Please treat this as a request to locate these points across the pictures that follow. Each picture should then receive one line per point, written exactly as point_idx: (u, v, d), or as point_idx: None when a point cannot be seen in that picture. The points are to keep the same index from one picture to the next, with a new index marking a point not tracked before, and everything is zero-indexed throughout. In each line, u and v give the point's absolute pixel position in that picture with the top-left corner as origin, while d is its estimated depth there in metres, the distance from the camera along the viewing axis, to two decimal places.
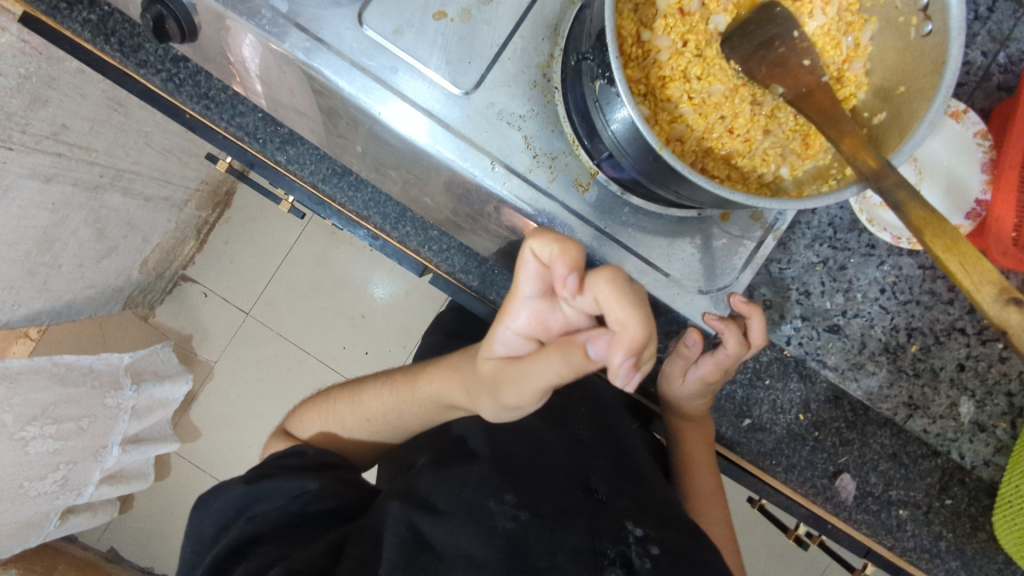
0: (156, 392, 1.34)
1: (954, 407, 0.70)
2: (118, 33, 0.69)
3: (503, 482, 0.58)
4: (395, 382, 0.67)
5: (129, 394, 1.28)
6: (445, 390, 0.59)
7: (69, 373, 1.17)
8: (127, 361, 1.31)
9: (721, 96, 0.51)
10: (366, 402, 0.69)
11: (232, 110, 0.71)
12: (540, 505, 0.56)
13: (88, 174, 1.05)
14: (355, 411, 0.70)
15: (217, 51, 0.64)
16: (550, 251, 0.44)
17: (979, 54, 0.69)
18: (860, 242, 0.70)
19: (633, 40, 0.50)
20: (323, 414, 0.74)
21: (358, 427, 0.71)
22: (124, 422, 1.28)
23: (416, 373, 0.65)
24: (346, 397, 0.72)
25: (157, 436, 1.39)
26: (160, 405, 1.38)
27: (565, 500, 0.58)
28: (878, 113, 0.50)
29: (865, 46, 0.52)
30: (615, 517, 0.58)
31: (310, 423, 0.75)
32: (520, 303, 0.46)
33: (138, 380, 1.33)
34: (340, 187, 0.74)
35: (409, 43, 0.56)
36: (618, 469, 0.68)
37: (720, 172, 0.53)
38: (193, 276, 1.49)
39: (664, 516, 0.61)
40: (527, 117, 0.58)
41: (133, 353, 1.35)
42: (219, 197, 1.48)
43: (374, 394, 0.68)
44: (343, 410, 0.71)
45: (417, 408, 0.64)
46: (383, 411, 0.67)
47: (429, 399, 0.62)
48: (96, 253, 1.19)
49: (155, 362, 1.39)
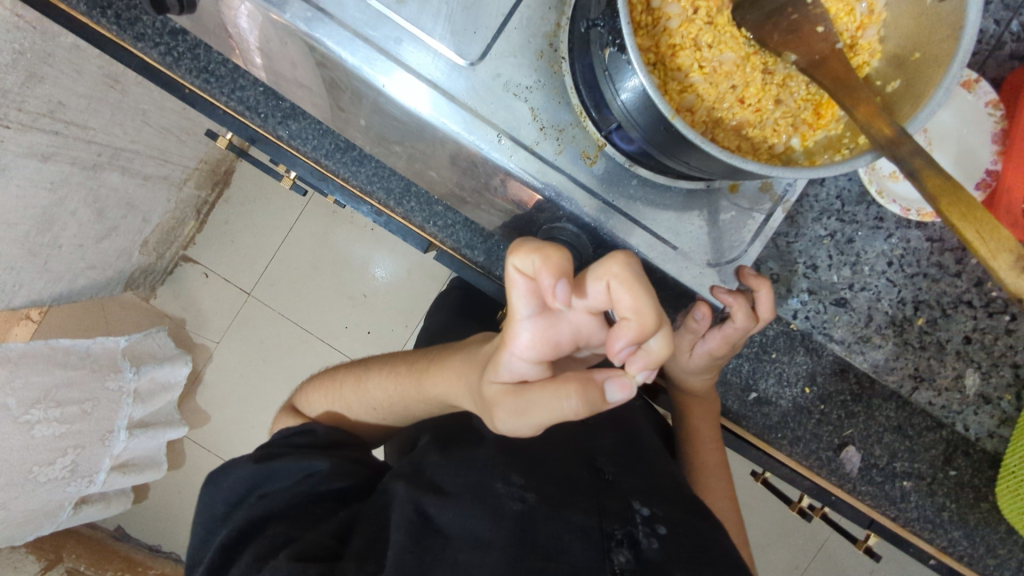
0: (156, 374, 1.35)
1: (960, 379, 0.70)
2: (115, 5, 0.67)
3: (509, 465, 0.58)
4: (401, 373, 0.65)
5: (129, 376, 1.28)
6: (451, 388, 0.57)
7: (67, 357, 1.18)
8: (123, 346, 1.31)
9: (732, 64, 0.50)
10: (371, 391, 0.68)
11: (232, 84, 0.70)
12: (547, 487, 0.56)
13: (86, 154, 1.04)
14: (363, 399, 0.70)
15: (216, 24, 0.62)
16: (531, 264, 0.42)
17: (992, 22, 0.68)
18: (868, 215, 0.69)
19: (643, 8, 0.49)
20: (329, 394, 0.74)
21: (365, 412, 0.71)
22: (128, 405, 1.29)
23: (421, 368, 0.63)
24: (353, 381, 0.71)
25: (164, 420, 1.39)
26: (162, 388, 1.38)
27: (573, 479, 0.58)
28: (892, 81, 0.49)
29: (880, 12, 0.51)
30: (623, 496, 0.58)
31: (318, 402, 0.75)
32: (519, 324, 0.45)
33: (137, 362, 1.33)
34: (344, 163, 0.73)
35: (413, 13, 0.55)
36: (624, 446, 0.68)
37: (730, 143, 0.52)
38: (194, 257, 1.48)
39: (669, 494, 0.61)
40: (534, 88, 0.57)
41: (127, 336, 1.34)
42: (218, 176, 1.46)
43: (379, 385, 0.67)
44: (350, 396, 0.71)
45: (424, 402, 0.63)
46: (390, 401, 0.67)
47: (435, 396, 0.60)
48: (96, 234, 1.18)
49: (151, 345, 1.38)
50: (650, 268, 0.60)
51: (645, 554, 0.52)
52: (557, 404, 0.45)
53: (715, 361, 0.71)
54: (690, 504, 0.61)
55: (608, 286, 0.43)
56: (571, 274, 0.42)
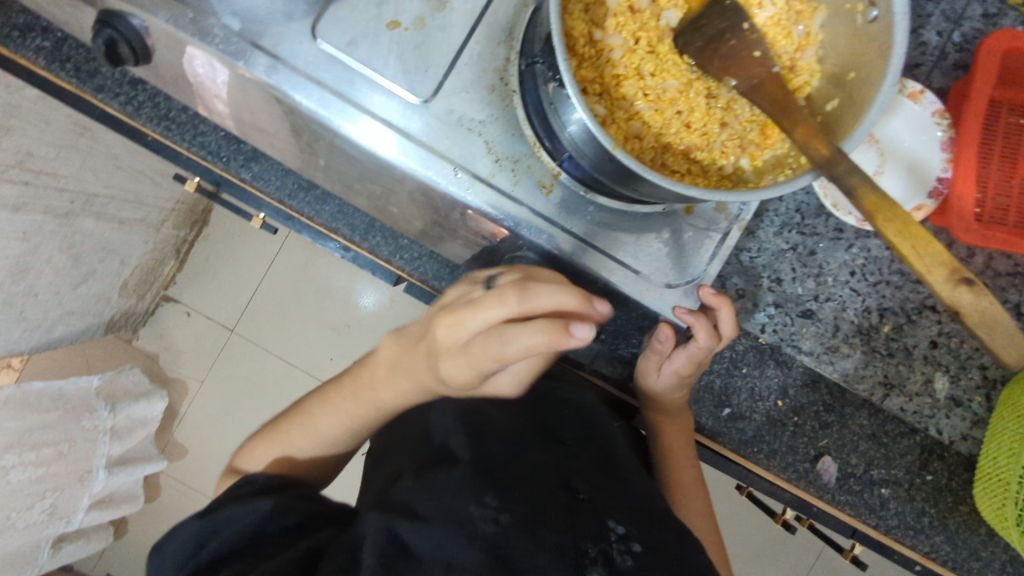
0: (132, 412, 1.35)
1: (929, 383, 0.72)
2: (73, 58, 0.68)
3: (481, 484, 0.54)
4: (349, 392, 0.69)
5: (106, 414, 1.29)
6: (404, 390, 0.64)
7: (40, 400, 1.14)
8: (97, 384, 1.29)
9: (676, 91, 0.52)
10: (321, 419, 0.70)
11: (193, 130, 0.71)
12: (519, 506, 0.52)
13: (58, 202, 1.04)
14: (312, 431, 0.71)
15: (172, 74, 0.64)
16: (544, 336, 0.45)
17: (934, 34, 0.70)
18: (828, 226, 0.71)
19: (585, 40, 0.50)
20: (279, 441, 0.72)
21: (314, 446, 0.71)
22: (106, 443, 1.29)
23: (361, 384, 0.68)
24: (302, 416, 0.72)
25: (141, 456, 1.39)
26: (140, 424, 1.38)
27: (546, 498, 0.55)
28: (831, 100, 0.50)
29: (816, 34, 0.52)
30: (598, 512, 0.54)
31: (268, 451, 0.73)
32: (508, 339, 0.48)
33: (112, 401, 1.31)
34: (308, 202, 0.74)
35: (364, 55, 0.56)
36: (600, 457, 0.66)
37: (680, 167, 0.53)
38: (175, 296, 1.48)
39: (648, 513, 0.57)
40: (487, 122, 0.58)
41: (100, 375, 1.32)
42: (196, 215, 1.45)
43: (331, 409, 0.70)
44: (302, 432, 0.71)
45: (377, 413, 0.68)
46: (340, 422, 0.69)
47: (388, 401, 0.66)
48: (72, 280, 1.18)
49: (124, 383, 1.37)
50: (612, 291, 0.60)
51: (620, 573, 0.48)
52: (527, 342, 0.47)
53: (683, 380, 0.69)
54: (667, 517, 0.58)
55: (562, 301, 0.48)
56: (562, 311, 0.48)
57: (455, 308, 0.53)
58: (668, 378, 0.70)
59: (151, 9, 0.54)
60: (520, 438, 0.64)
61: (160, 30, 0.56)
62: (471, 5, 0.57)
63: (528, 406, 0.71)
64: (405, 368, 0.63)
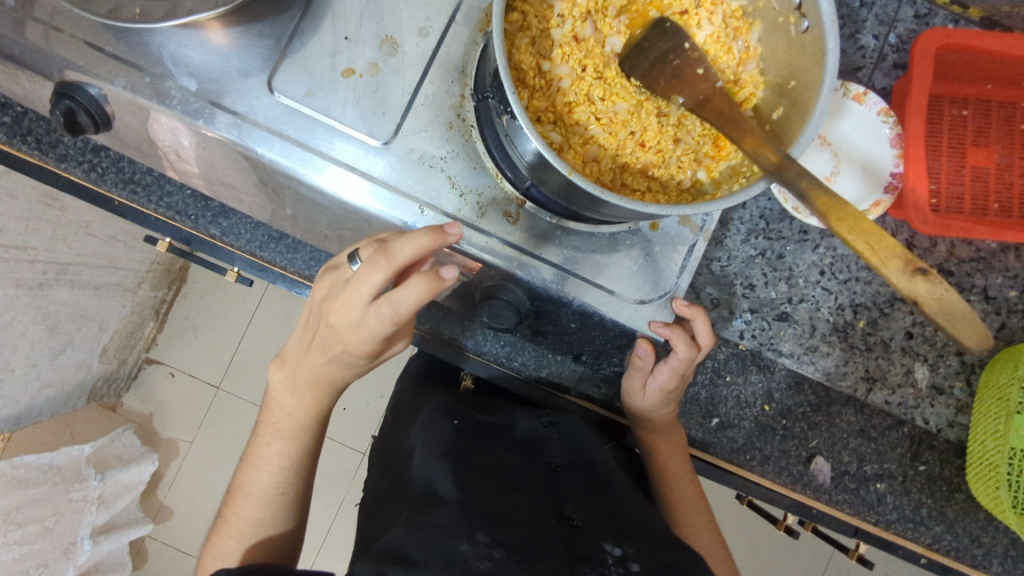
0: (121, 478, 1.31)
1: (910, 374, 0.72)
2: (34, 131, 0.69)
3: (474, 522, 0.53)
4: (271, 435, 0.65)
5: (95, 484, 1.25)
6: (315, 404, 0.63)
7: (29, 474, 1.13)
8: (88, 452, 1.26)
9: (627, 113, 0.53)
10: (255, 474, 0.65)
11: (159, 191, 0.72)
12: (515, 540, 0.51)
13: (30, 274, 1.02)
14: (256, 497, 0.64)
15: (135, 138, 0.64)
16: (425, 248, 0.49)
17: (871, 38, 0.73)
18: (793, 229, 0.72)
19: (535, 72, 0.52)
20: (229, 535, 0.63)
21: (261, 513, 0.64)
22: (92, 513, 1.26)
23: (272, 423, 0.65)
24: (239, 495, 0.65)
25: (128, 521, 1.36)
26: (127, 489, 1.34)
27: (539, 529, 0.54)
28: (777, 108, 0.52)
29: (755, 48, 0.54)
30: (591, 537, 0.53)
31: (219, 554, 0.63)
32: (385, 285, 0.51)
33: (102, 468, 1.28)
34: (279, 251, 0.75)
35: (322, 103, 0.57)
36: (593, 480, 0.64)
37: (640, 185, 0.54)
38: (157, 356, 1.46)
39: (647, 534, 0.56)
40: (449, 158, 0.58)
41: (94, 441, 1.30)
42: (174, 273, 1.42)
43: (259, 464, 0.65)
44: (245, 507, 0.64)
45: (308, 441, 0.65)
46: (275, 467, 0.64)
47: (308, 424, 0.64)
48: (48, 351, 1.15)
49: (117, 448, 1.34)
50: (589, 313, 0.61)
51: None
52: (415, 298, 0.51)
53: (668, 396, 0.68)
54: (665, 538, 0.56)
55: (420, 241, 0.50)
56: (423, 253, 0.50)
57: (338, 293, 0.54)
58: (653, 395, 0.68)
59: (108, 77, 0.55)
60: (512, 470, 0.64)
61: (117, 97, 0.57)
62: (422, 47, 0.59)
63: (514, 440, 0.71)
64: (305, 392, 0.62)
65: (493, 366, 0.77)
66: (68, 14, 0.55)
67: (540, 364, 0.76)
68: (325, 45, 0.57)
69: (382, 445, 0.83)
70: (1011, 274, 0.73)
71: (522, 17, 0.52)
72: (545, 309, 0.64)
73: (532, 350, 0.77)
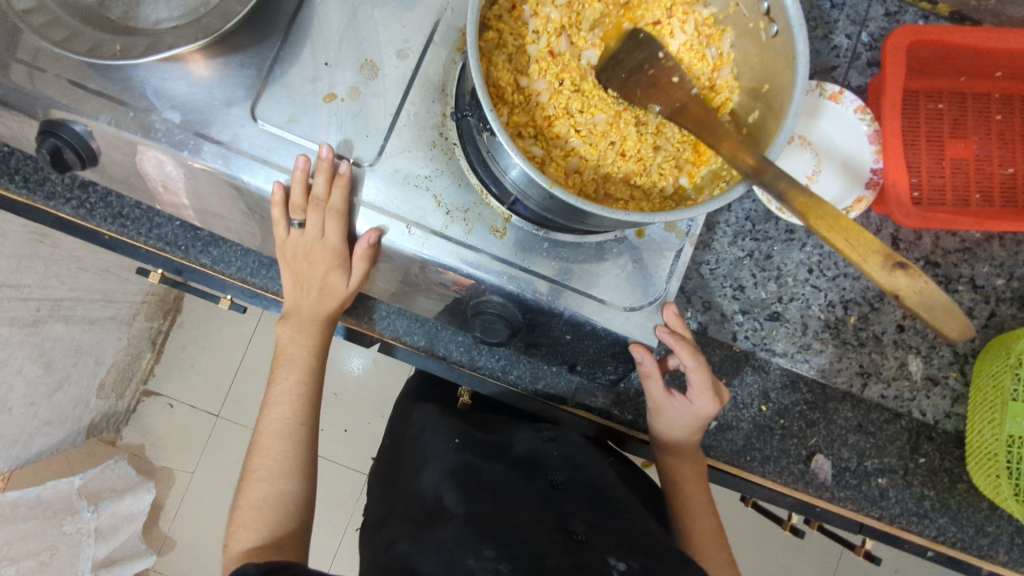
0: (116, 508, 1.31)
1: (904, 366, 0.73)
2: (22, 171, 0.71)
3: (478, 539, 0.53)
4: (292, 398, 0.70)
5: (89, 516, 1.24)
6: (309, 365, 0.72)
7: (16, 510, 1.11)
8: (77, 484, 1.25)
9: (606, 124, 0.54)
10: (270, 441, 0.68)
11: (149, 224, 0.73)
12: (518, 556, 0.51)
13: (24, 311, 1.02)
14: (274, 473, 0.67)
15: (122, 172, 0.65)
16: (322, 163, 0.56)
17: (844, 38, 0.75)
18: (779, 229, 0.73)
19: (513, 88, 0.53)
20: (252, 512, 0.64)
21: (283, 487, 0.66)
22: (90, 545, 1.25)
23: (273, 399, 0.71)
24: (253, 480, 0.67)
25: (130, 554, 1.35)
26: (126, 520, 1.34)
27: (543, 544, 0.54)
28: (752, 112, 0.53)
29: (728, 54, 0.55)
30: (596, 551, 0.54)
31: (242, 528, 0.64)
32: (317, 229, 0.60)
33: (95, 499, 1.28)
34: (270, 277, 0.75)
35: (305, 129, 0.58)
36: (596, 495, 0.64)
37: (622, 195, 0.54)
38: (156, 389, 1.45)
39: (652, 545, 0.56)
40: (433, 177, 0.59)
41: (83, 473, 1.28)
42: (167, 304, 1.42)
43: (268, 441, 0.68)
44: (263, 487, 0.66)
45: (310, 408, 0.72)
46: (285, 438, 0.69)
47: (306, 385, 0.71)
48: (45, 388, 1.15)
49: (111, 478, 1.34)
50: (580, 323, 0.61)
51: None
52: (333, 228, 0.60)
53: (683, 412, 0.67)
54: (670, 550, 0.56)
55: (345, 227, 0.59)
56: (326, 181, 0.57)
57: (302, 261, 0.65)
58: (692, 418, 0.67)
59: (92, 114, 0.56)
60: (513, 487, 0.64)
61: (103, 133, 0.57)
62: (402, 68, 0.59)
63: (513, 458, 0.71)
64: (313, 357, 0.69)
65: (489, 380, 0.77)
66: (51, 54, 0.56)
67: (536, 377, 0.76)
68: (305, 71, 0.58)
69: (382, 467, 0.82)
70: (997, 262, 0.74)
71: (498, 34, 0.52)
72: (536, 321, 0.64)
73: (527, 362, 0.77)
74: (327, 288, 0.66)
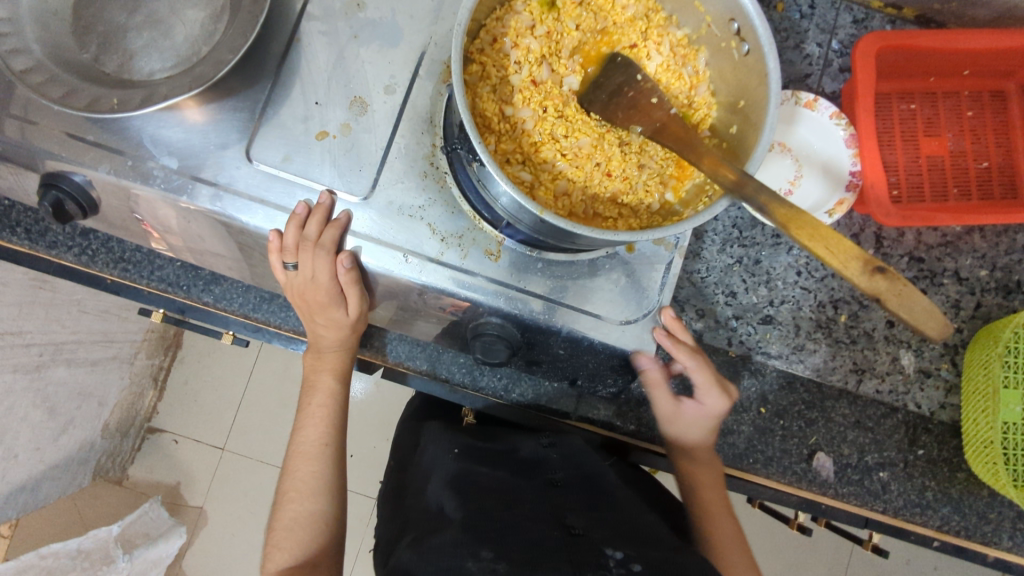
0: (148, 555, 1.28)
1: (897, 361, 0.75)
2: (23, 222, 0.73)
3: (479, 540, 0.53)
4: (312, 420, 0.72)
5: (123, 564, 1.22)
6: (331, 388, 0.73)
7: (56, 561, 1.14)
8: (116, 531, 1.27)
9: (590, 146, 0.56)
10: (301, 466, 0.70)
11: (150, 266, 0.75)
12: (516, 552, 0.51)
13: (26, 358, 1.04)
14: (303, 494, 0.68)
15: (121, 218, 0.66)
16: (317, 206, 0.58)
17: (815, 46, 0.77)
18: (766, 234, 0.75)
19: (498, 117, 0.55)
20: (284, 532, 0.65)
21: (312, 508, 0.67)
22: None
23: (301, 422, 0.73)
24: (284, 502, 0.68)
25: None
26: (155, 565, 1.30)
27: (540, 541, 0.53)
28: (731, 126, 0.54)
29: (704, 72, 0.57)
30: (593, 544, 0.53)
31: (276, 549, 0.64)
32: (311, 270, 0.61)
33: (130, 547, 1.27)
34: (272, 311, 0.76)
35: (301, 167, 0.59)
36: (592, 492, 0.65)
37: (610, 213, 0.56)
38: (160, 426, 1.43)
39: (649, 538, 0.56)
40: (426, 206, 0.60)
41: (121, 520, 1.31)
42: (168, 339, 1.39)
43: (297, 463, 0.70)
44: (294, 507, 0.67)
45: (335, 429, 0.73)
46: (313, 458, 0.70)
47: (328, 408, 0.73)
48: (50, 433, 1.16)
49: (145, 523, 1.34)
50: (579, 338, 0.62)
51: None
52: (323, 267, 0.61)
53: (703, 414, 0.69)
54: (669, 541, 0.56)
55: (336, 263, 0.60)
56: (316, 223, 0.58)
57: (305, 300, 0.66)
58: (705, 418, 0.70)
59: (92, 164, 0.58)
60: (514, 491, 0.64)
61: (103, 182, 0.59)
62: (390, 103, 0.61)
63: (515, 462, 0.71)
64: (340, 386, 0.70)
65: (492, 399, 0.78)
66: (48, 110, 0.58)
67: (537, 392, 0.78)
68: (297, 111, 0.60)
69: (391, 489, 0.82)
70: (980, 254, 0.76)
71: (481, 67, 0.54)
72: (535, 339, 0.65)
73: (529, 380, 0.78)
74: (329, 324, 0.68)
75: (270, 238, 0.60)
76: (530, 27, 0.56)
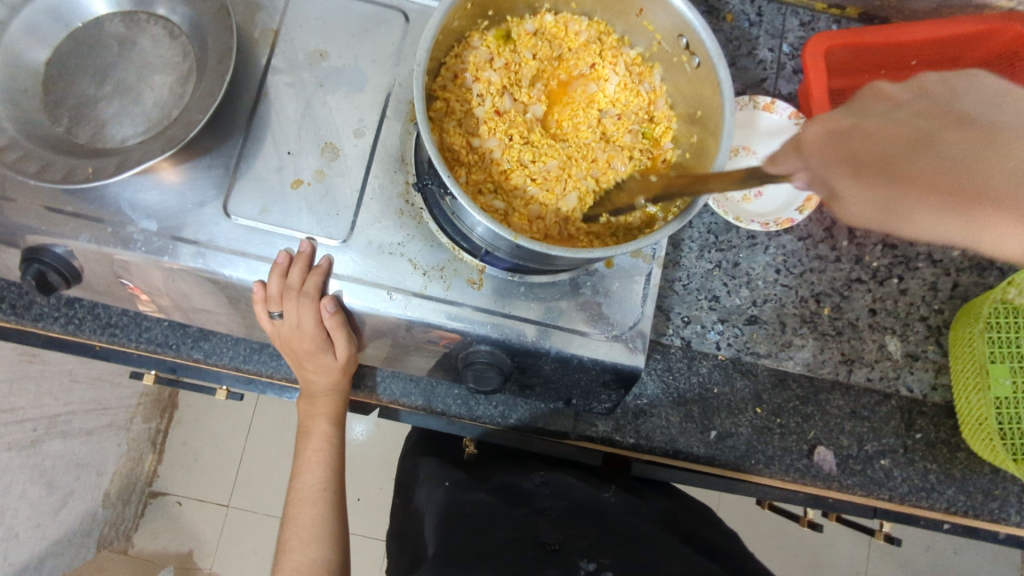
0: None
1: (883, 347, 0.76)
2: (8, 298, 0.73)
3: None
4: (310, 467, 0.72)
5: None
6: (327, 432, 0.73)
7: None
8: None
9: (559, 169, 0.57)
10: (301, 513, 0.69)
11: (138, 328, 0.75)
12: None
13: (20, 434, 1.05)
14: (305, 541, 0.67)
15: (104, 284, 0.66)
16: (298, 255, 0.59)
17: (767, 51, 0.80)
18: (741, 236, 0.77)
19: (466, 149, 0.56)
20: None
21: (314, 554, 0.66)
22: None
23: (299, 468, 0.72)
24: (286, 552, 0.67)
25: None
26: None
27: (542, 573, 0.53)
28: (691, 136, 0.56)
29: (660, 87, 0.60)
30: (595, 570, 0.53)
31: None
32: (295, 319, 0.61)
33: None
34: (263, 361, 0.77)
35: (278, 218, 0.60)
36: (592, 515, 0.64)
37: (586, 232, 0.57)
38: (162, 489, 1.39)
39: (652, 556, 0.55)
40: (406, 242, 0.61)
41: None
42: (163, 401, 1.36)
43: (297, 511, 0.69)
44: (295, 556, 0.66)
45: (334, 474, 0.73)
46: (315, 505, 0.70)
47: (327, 452, 0.73)
48: (50, 508, 1.16)
49: None
50: (568, 358, 0.63)
51: None
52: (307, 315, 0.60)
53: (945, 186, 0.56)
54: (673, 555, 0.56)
55: (319, 309, 0.60)
56: (298, 270, 0.59)
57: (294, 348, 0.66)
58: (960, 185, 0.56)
59: (72, 234, 0.58)
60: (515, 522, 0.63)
61: (83, 251, 0.59)
62: (361, 146, 0.63)
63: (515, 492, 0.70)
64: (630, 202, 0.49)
65: (490, 427, 0.77)
66: (24, 185, 0.59)
67: (534, 415, 0.76)
68: (270, 163, 0.61)
69: (396, 529, 0.81)
70: None
71: (445, 104, 0.57)
72: (527, 363, 0.65)
73: (525, 403, 0.77)
74: (320, 369, 0.68)
75: (254, 289, 0.60)
76: (488, 60, 0.58)
